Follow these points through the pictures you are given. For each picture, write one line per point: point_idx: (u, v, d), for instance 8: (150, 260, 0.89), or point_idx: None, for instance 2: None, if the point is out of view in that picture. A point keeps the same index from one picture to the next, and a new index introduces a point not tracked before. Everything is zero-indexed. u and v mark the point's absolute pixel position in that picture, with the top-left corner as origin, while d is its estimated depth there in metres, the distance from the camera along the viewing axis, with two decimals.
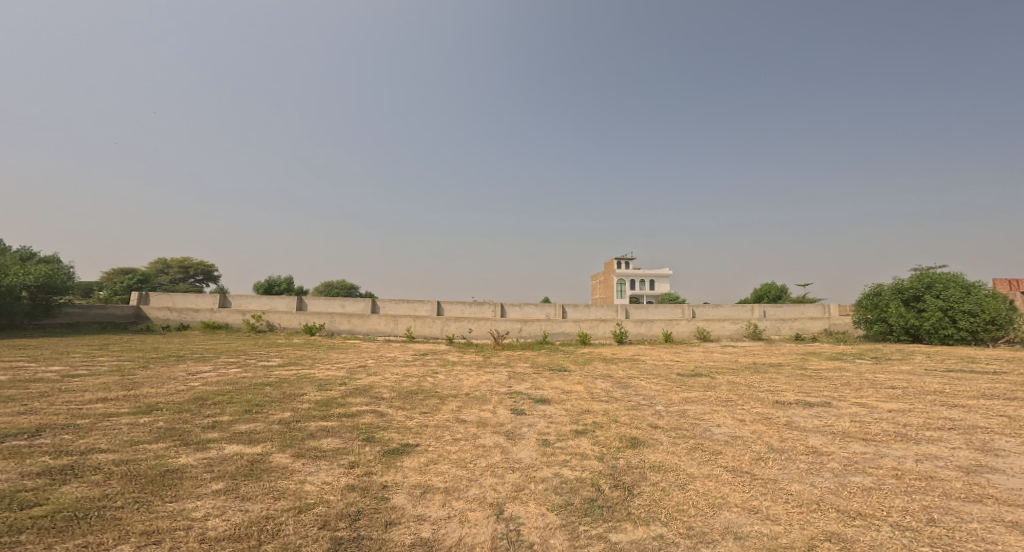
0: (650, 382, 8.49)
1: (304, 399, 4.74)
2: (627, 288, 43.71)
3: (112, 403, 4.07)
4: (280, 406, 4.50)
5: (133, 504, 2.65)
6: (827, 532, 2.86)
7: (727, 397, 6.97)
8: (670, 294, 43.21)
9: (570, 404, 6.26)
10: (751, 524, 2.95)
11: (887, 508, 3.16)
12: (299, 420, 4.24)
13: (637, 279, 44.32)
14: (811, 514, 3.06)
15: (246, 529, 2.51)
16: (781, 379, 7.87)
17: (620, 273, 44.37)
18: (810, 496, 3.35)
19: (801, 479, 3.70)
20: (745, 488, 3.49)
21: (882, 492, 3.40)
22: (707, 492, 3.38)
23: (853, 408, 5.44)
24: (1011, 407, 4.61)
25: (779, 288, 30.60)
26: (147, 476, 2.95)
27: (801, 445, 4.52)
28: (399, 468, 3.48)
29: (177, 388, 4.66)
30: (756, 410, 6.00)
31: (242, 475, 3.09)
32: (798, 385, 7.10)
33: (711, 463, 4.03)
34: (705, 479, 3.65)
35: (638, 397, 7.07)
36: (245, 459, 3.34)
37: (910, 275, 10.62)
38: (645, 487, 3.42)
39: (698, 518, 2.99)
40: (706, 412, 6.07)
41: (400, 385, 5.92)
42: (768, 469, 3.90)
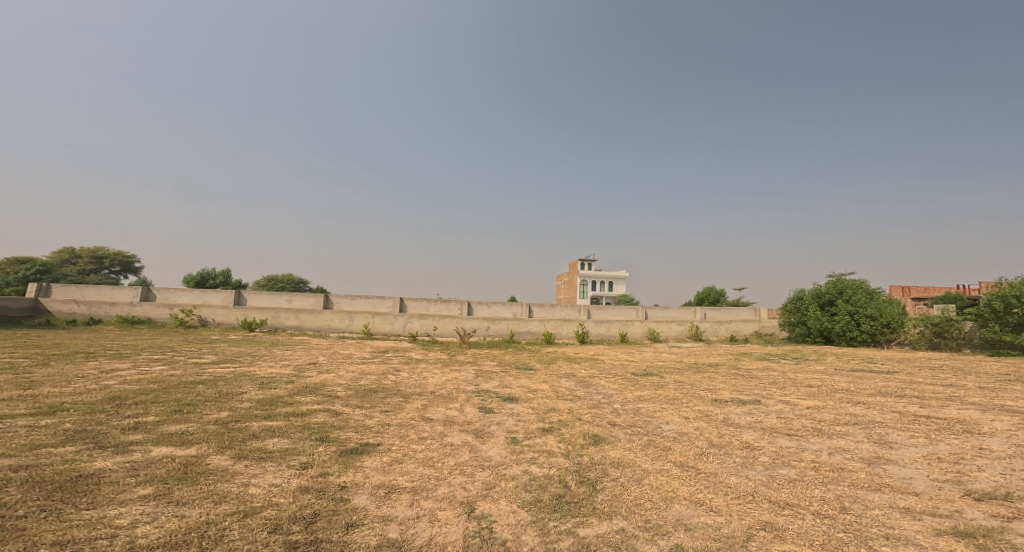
0: (610, 381, 8.71)
1: (243, 398, 4.51)
2: (588, 290, 44.68)
3: (6, 404, 3.77)
4: (216, 405, 4.28)
5: (39, 512, 2.47)
6: (761, 522, 3.02)
7: (675, 395, 7.25)
8: (627, 296, 44.51)
9: (538, 402, 6.32)
10: (698, 516, 3.08)
11: (809, 498, 3.38)
12: (239, 420, 3.95)
13: (597, 280, 45.31)
14: (748, 506, 3.24)
15: (183, 536, 2.39)
16: (720, 378, 8.31)
17: (583, 273, 45.22)
18: (746, 488, 3.56)
19: (738, 472, 3.92)
20: (693, 482, 3.66)
21: (805, 483, 3.66)
22: (660, 487, 3.52)
23: (779, 405, 5.81)
24: (902, 403, 5.06)
25: (726, 292, 32.11)
26: (55, 482, 2.75)
27: (737, 440, 4.78)
28: (359, 468, 3.42)
29: (86, 387, 4.36)
30: (699, 407, 6.30)
31: (174, 479, 2.92)
32: (732, 383, 7.51)
33: (663, 458, 4.20)
34: (658, 474, 3.80)
35: (600, 396, 7.25)
36: (178, 462, 3.13)
37: (827, 281, 11.46)
38: (607, 483, 3.54)
39: (653, 512, 3.11)
40: (657, 410, 6.28)
41: (357, 382, 5.75)
42: (710, 464, 4.11)
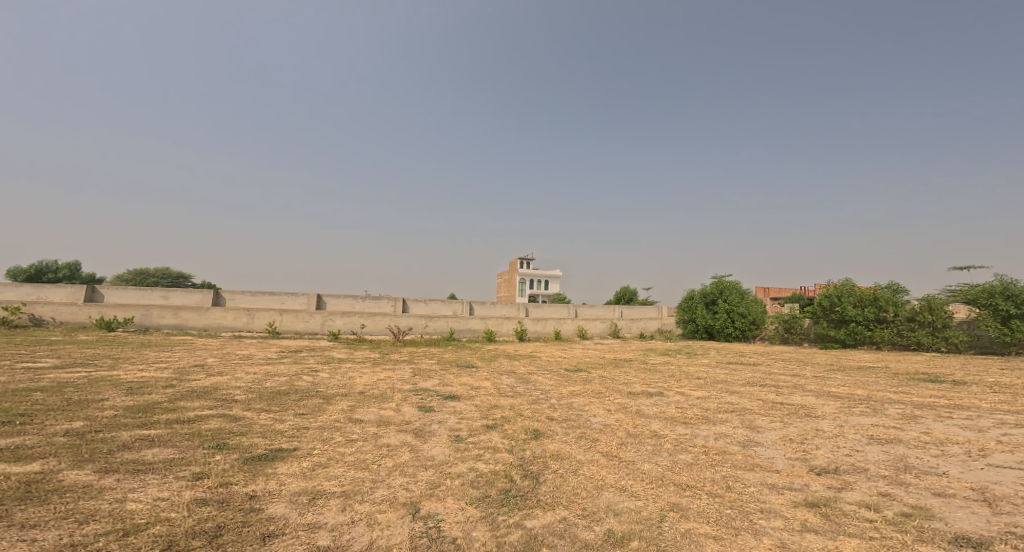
0: (546, 377, 8.96)
1: (104, 406, 4.10)
2: (527, 288, 45.54)
3: None
4: (66, 415, 3.85)
5: None
6: (671, 503, 3.21)
7: (600, 390, 7.60)
8: (561, 295, 45.91)
9: (479, 400, 6.34)
10: (624, 501, 3.24)
11: (702, 480, 3.70)
12: (100, 430, 3.60)
13: (535, 279, 46.23)
14: (660, 489, 3.47)
15: None
16: (633, 372, 8.86)
17: (521, 272, 45.90)
18: (656, 473, 3.82)
19: (650, 459, 4.21)
20: (616, 470, 3.87)
21: (698, 466, 4.01)
22: (593, 476, 3.70)
23: (676, 396, 6.32)
24: (765, 392, 5.71)
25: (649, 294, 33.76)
26: None
27: (647, 430, 5.11)
28: (272, 475, 3.10)
29: None
30: (617, 400, 6.65)
31: (15, 499, 2.58)
32: (642, 377, 8.04)
33: (593, 449, 4.42)
34: (591, 464, 3.99)
35: (538, 392, 7.44)
36: (17, 480, 2.78)
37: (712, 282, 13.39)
38: (548, 475, 3.66)
39: (588, 500, 3.23)
40: (584, 404, 6.55)
41: (262, 385, 5.40)
42: (628, 452, 4.38)
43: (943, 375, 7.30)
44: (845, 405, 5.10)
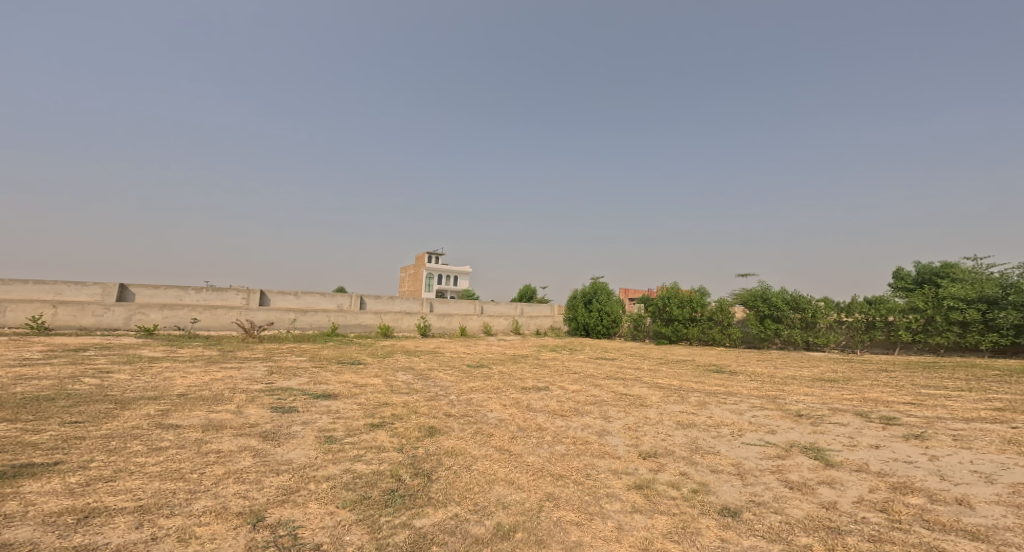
0: (446, 374, 8.80)
1: None
2: (434, 283, 44.92)
3: None
4: None
5: None
6: (547, 494, 3.29)
7: (498, 385, 7.69)
8: (469, 292, 46.14)
9: (366, 397, 6.04)
10: (511, 494, 3.27)
11: (570, 468, 3.85)
12: None
13: (443, 275, 45.68)
14: (541, 481, 3.54)
15: None
16: (529, 366, 9.17)
17: (428, 267, 44.82)
18: (539, 465, 3.90)
19: (534, 451, 4.30)
20: (507, 463, 3.90)
21: (575, 455, 4.19)
22: (486, 471, 3.69)
23: (558, 390, 6.64)
24: (620, 386, 6.41)
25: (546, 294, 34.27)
26: None
27: (534, 423, 5.22)
28: (15, 496, 2.57)
29: None
30: (511, 395, 6.76)
31: None
32: (533, 373, 8.35)
33: (487, 444, 4.41)
34: (485, 459, 3.98)
35: (436, 388, 7.27)
36: None
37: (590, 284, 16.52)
38: (442, 472, 3.59)
39: (481, 495, 3.21)
40: (482, 399, 6.54)
41: (7, 391, 4.52)
42: (519, 445, 4.44)
43: (724, 364, 10.31)
44: (664, 393, 6.43)
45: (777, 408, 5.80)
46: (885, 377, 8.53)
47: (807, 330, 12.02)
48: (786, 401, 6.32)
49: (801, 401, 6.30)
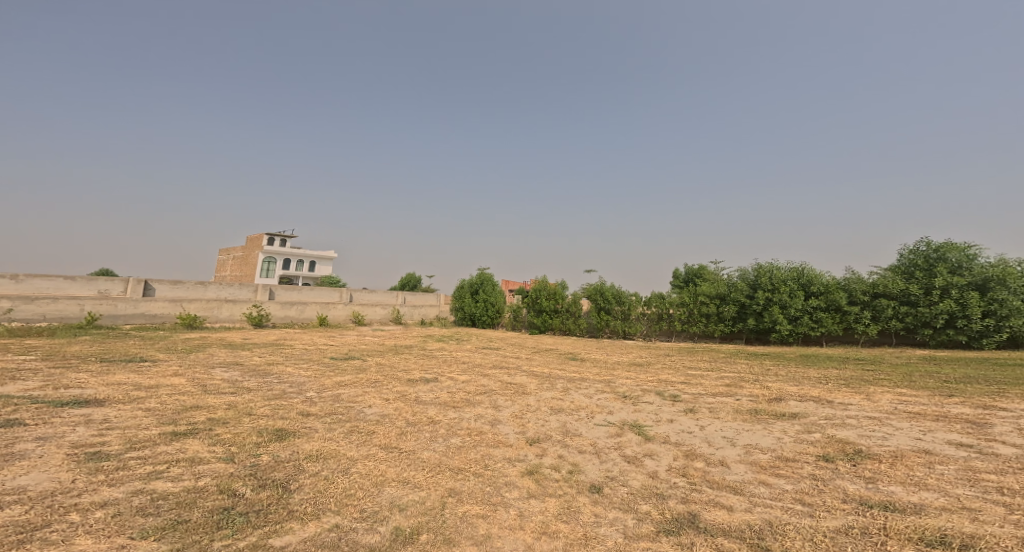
0: (297, 369, 7.50)
1: None
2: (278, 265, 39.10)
3: None
4: None
5: None
6: (449, 490, 3.55)
7: (378, 377, 7.43)
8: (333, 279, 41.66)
9: (168, 402, 5.03)
10: (407, 495, 3.41)
11: (469, 461, 4.20)
12: None
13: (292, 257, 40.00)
14: (439, 477, 3.77)
15: None
16: (414, 360, 9.33)
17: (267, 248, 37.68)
18: (434, 460, 4.14)
19: (428, 446, 4.53)
20: (397, 463, 4.01)
21: (467, 447, 4.55)
22: (368, 473, 3.73)
23: (451, 384, 7.47)
24: (496, 397, 6.71)
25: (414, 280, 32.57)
26: None
27: (426, 417, 5.51)
28: None
29: None
30: (396, 388, 6.86)
31: None
32: (423, 366, 8.81)
33: (368, 443, 4.42)
34: (365, 460, 4.00)
35: (282, 385, 6.44)
36: None
37: (478, 274, 17.68)
38: (305, 480, 3.47)
39: (367, 500, 3.25)
40: (360, 394, 6.34)
41: None
42: (409, 442, 4.60)
43: (578, 352, 12.23)
44: (540, 381, 8.01)
45: (612, 392, 7.31)
46: (662, 359, 11.21)
47: (625, 321, 14.80)
48: (617, 384, 8.05)
49: (625, 384, 8.04)
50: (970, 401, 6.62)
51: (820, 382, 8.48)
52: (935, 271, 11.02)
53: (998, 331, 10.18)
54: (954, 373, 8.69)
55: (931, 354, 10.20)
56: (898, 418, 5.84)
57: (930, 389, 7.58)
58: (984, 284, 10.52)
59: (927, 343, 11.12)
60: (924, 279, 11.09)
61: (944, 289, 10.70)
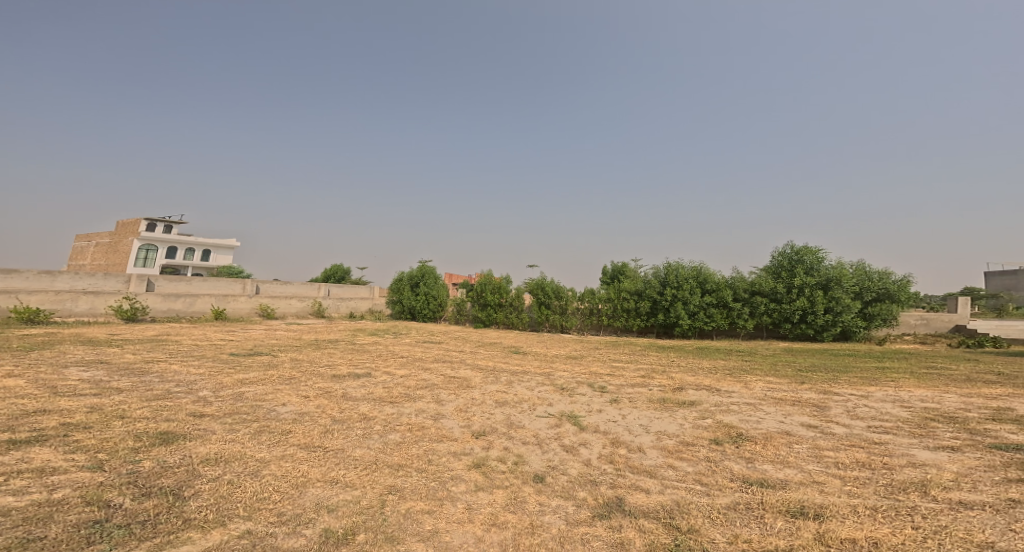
0: (186, 365, 6.72)
1: None
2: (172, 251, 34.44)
3: None
4: None
5: None
6: (388, 487, 3.37)
7: (293, 375, 6.94)
8: None
9: (12, 407, 4.34)
10: (337, 495, 3.20)
11: (410, 457, 3.97)
12: None
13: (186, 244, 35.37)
14: (375, 474, 3.55)
15: None
16: (338, 354, 8.76)
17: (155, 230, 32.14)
18: (369, 458, 3.88)
19: (361, 443, 4.22)
20: (322, 462, 3.73)
21: (408, 443, 4.29)
22: (285, 474, 3.44)
23: (384, 378, 7.06)
24: (438, 391, 6.44)
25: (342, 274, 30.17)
26: None
27: (356, 413, 5.15)
28: None
29: None
30: (318, 385, 6.41)
31: None
32: (350, 360, 8.30)
33: (284, 444, 4.06)
34: (280, 461, 3.68)
35: (167, 385, 5.77)
36: None
37: (418, 267, 17.07)
38: (204, 485, 3.17)
39: (287, 502, 3.03)
40: (269, 392, 5.91)
41: None
42: (336, 440, 4.26)
43: (520, 345, 12.23)
44: (484, 375, 7.83)
45: (551, 385, 7.32)
46: (590, 352, 11.63)
47: (562, 316, 15.07)
48: (557, 377, 8.09)
49: (563, 377, 8.10)
50: (819, 387, 7.65)
51: (712, 372, 9.38)
52: (794, 272, 12.31)
53: (834, 326, 11.69)
54: (805, 363, 10.00)
55: (790, 345, 11.58)
56: (769, 404, 6.56)
57: (788, 377, 8.70)
58: (827, 283, 11.92)
59: (787, 336, 12.59)
60: (787, 278, 12.33)
61: (801, 287, 12.04)
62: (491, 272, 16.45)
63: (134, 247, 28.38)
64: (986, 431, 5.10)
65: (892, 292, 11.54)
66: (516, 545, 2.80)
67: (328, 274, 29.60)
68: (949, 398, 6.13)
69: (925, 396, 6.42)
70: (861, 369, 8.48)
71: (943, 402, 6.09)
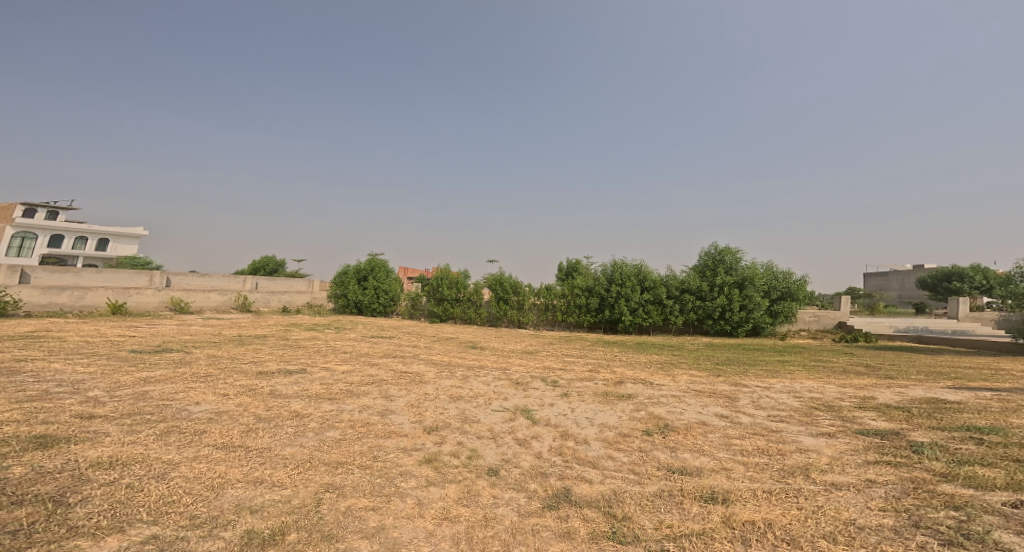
0: (74, 364, 6.10)
1: None
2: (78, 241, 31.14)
3: None
4: None
5: None
6: (324, 485, 3.18)
7: (209, 371, 6.34)
8: None
9: None
10: (261, 495, 2.99)
11: (351, 454, 3.77)
12: None
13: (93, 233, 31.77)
14: (308, 473, 3.34)
15: None
16: (265, 349, 8.25)
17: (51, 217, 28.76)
18: (301, 456, 3.65)
19: (291, 442, 3.95)
20: (245, 462, 3.48)
21: (349, 440, 4.07)
22: (198, 476, 3.18)
23: (321, 374, 6.68)
24: (387, 387, 6.20)
25: (277, 265, 28.65)
26: None
27: (285, 411, 4.82)
28: None
29: None
30: (240, 382, 5.88)
31: None
32: (280, 355, 7.84)
33: (196, 444, 3.75)
34: (192, 463, 3.41)
35: (47, 385, 5.21)
36: None
37: (367, 260, 16.47)
38: (94, 490, 2.90)
39: (201, 505, 2.81)
40: (179, 391, 5.33)
41: None
42: (260, 439, 3.96)
43: (477, 341, 12.09)
44: (438, 370, 7.68)
45: (507, 380, 7.27)
46: (540, 347, 11.77)
47: (519, 311, 15.04)
48: (513, 372, 8.06)
49: (519, 372, 8.07)
50: (731, 380, 8.10)
51: (647, 366, 9.79)
52: (716, 271, 13.11)
53: (746, 323, 12.65)
54: (721, 357, 10.68)
55: (711, 341, 12.27)
56: (692, 396, 6.79)
57: (706, 370, 9.25)
58: (743, 282, 12.81)
59: (708, 332, 13.42)
60: (710, 277, 13.10)
61: (720, 286, 12.87)
62: (448, 266, 16.23)
63: (9, 236, 25.13)
64: (852, 419, 5.17)
65: (795, 291, 12.55)
66: (467, 538, 2.68)
67: (255, 266, 27.69)
68: (830, 389, 6.51)
69: (812, 386, 6.85)
70: (765, 362, 9.19)
71: (824, 392, 6.49)
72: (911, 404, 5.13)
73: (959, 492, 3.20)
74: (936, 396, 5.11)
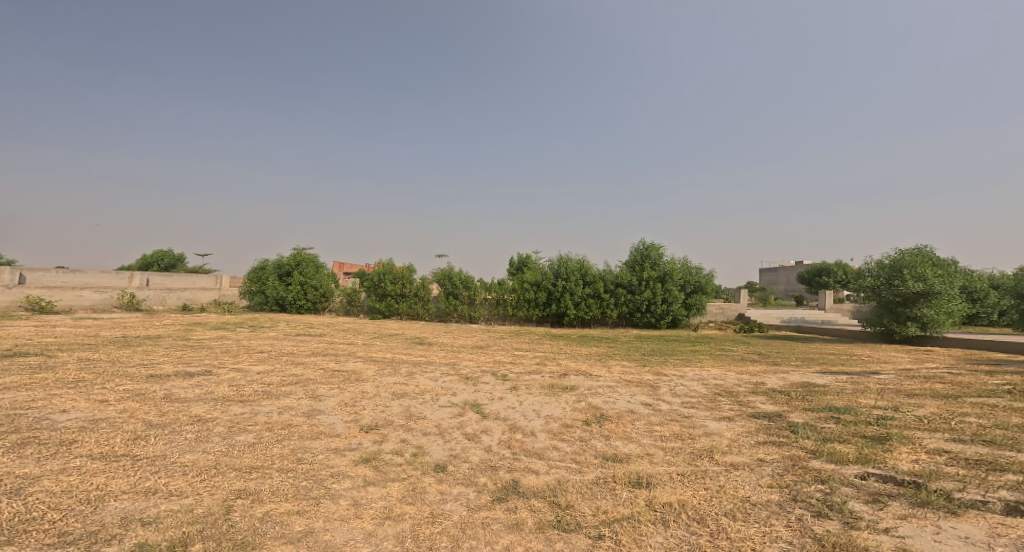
0: None
1: None
2: None
3: None
4: None
5: None
6: (235, 491, 2.91)
7: (89, 375, 5.67)
8: None
9: None
10: (156, 506, 2.68)
11: (269, 458, 3.50)
12: None
13: None
14: (215, 479, 3.05)
15: None
16: (159, 351, 7.51)
17: None
18: (206, 462, 3.33)
19: (192, 448, 3.59)
20: (135, 471, 3.11)
21: (264, 444, 3.76)
22: (72, 489, 2.80)
23: (228, 375, 6.16)
24: (314, 387, 5.87)
25: (175, 259, 26.25)
26: None
27: (185, 416, 4.38)
28: None
29: None
30: (123, 387, 5.24)
31: None
32: (179, 356, 7.16)
33: (67, 455, 3.31)
34: (59, 475, 2.99)
35: None
36: None
37: (290, 254, 15.54)
38: None
39: (76, 520, 2.49)
40: (39, 398, 4.65)
41: None
42: (154, 447, 3.57)
43: (424, 336, 11.81)
44: (377, 367, 7.40)
45: (455, 375, 7.16)
46: (481, 340, 11.73)
47: (470, 306, 14.93)
48: (462, 367, 7.95)
49: (469, 367, 7.98)
50: (654, 369, 8.50)
51: (586, 357, 10.04)
52: (643, 266, 13.67)
53: (667, 315, 13.36)
54: (646, 347, 11.19)
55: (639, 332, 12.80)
56: (621, 386, 7.00)
57: (635, 360, 9.64)
58: (665, 276, 13.49)
59: (637, 324, 14.01)
60: (638, 271, 13.65)
61: (647, 280, 13.45)
62: (389, 261, 15.78)
63: None
64: (748, 403, 5.49)
65: (709, 285, 13.40)
66: (413, 536, 2.58)
67: (144, 259, 25.04)
68: (732, 375, 6.97)
69: (716, 374, 7.32)
70: (682, 352, 9.76)
71: (726, 378, 6.96)
72: (790, 388, 5.62)
73: (824, 468, 3.51)
74: (809, 380, 5.65)
